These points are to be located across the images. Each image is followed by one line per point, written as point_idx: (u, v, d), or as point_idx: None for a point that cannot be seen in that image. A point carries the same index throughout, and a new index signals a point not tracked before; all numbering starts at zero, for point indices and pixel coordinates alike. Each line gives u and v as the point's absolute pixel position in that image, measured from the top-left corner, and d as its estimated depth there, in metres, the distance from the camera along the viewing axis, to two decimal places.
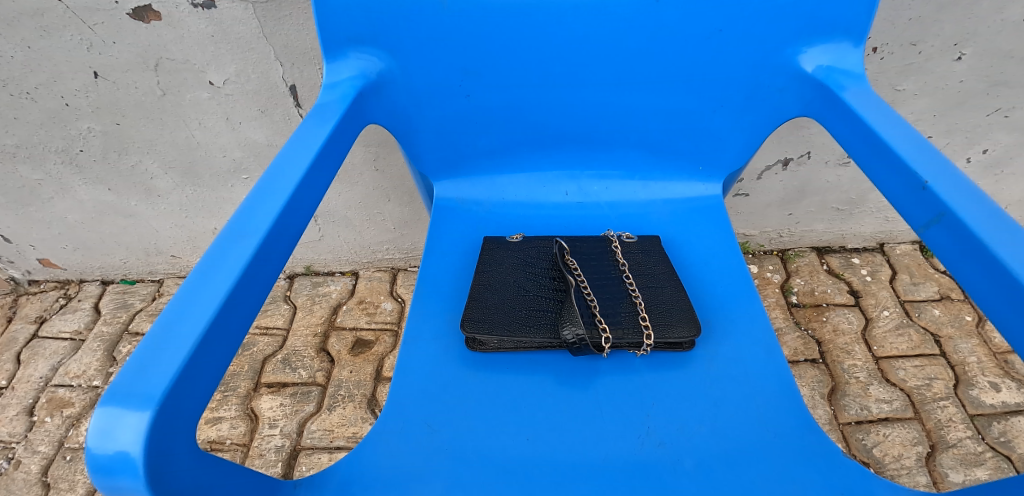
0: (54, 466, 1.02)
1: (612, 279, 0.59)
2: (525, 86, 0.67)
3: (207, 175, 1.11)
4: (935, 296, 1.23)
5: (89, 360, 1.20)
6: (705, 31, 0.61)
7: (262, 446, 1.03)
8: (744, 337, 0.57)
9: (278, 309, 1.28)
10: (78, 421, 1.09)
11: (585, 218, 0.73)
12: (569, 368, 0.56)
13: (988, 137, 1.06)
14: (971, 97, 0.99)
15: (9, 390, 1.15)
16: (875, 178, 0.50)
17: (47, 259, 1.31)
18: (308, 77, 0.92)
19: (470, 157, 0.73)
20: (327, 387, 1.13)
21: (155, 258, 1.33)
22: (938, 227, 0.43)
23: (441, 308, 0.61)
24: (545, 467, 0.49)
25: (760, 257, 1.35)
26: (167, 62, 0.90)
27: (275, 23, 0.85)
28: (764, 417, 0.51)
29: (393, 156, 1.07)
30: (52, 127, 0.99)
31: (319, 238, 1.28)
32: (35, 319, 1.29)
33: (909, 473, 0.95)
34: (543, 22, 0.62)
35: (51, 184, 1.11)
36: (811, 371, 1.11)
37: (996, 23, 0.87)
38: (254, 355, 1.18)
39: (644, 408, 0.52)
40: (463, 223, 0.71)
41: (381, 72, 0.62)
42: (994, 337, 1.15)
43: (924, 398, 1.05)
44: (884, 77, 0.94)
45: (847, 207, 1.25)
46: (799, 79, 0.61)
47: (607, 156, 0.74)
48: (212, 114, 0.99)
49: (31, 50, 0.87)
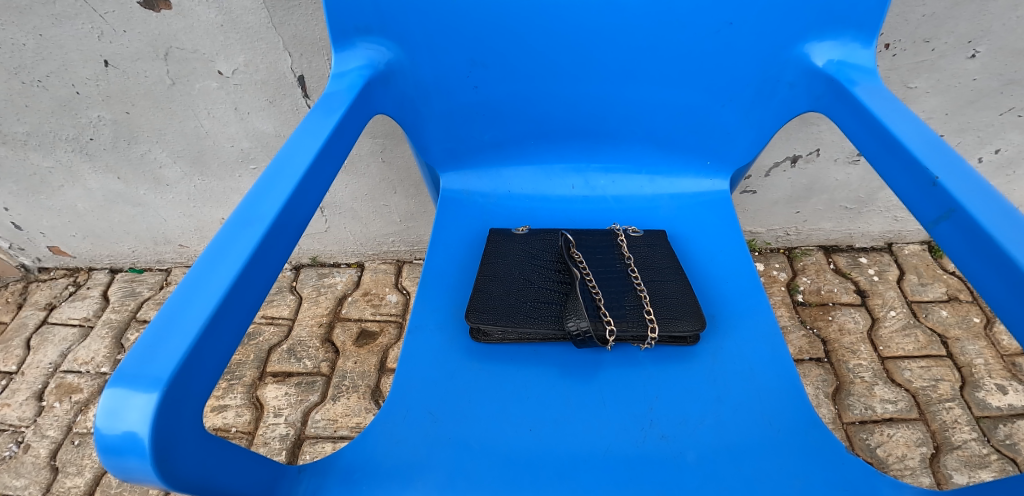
0: (63, 450, 1.04)
1: (617, 272, 0.58)
2: (532, 77, 0.66)
3: (215, 165, 1.12)
4: (943, 297, 1.21)
5: (97, 347, 1.21)
6: (714, 25, 0.60)
7: (267, 434, 1.05)
8: (749, 333, 0.57)
9: (283, 299, 1.29)
10: (86, 407, 1.11)
11: (590, 211, 0.73)
12: (573, 360, 0.56)
13: (1001, 137, 1.05)
14: (984, 96, 0.97)
15: (19, 375, 1.17)
16: (886, 175, 0.50)
17: (57, 247, 1.32)
18: (316, 68, 0.92)
19: (476, 149, 0.73)
20: (332, 377, 1.13)
21: (163, 247, 1.35)
22: (947, 223, 0.43)
23: (444, 300, 0.61)
24: (548, 457, 0.50)
25: (767, 254, 1.34)
26: (177, 51, 0.91)
27: (284, 13, 0.85)
28: (768, 410, 0.51)
29: (400, 148, 1.07)
30: (63, 115, 1.00)
31: (326, 230, 1.29)
32: (45, 306, 1.31)
33: (913, 473, 0.95)
34: (552, 18, 0.62)
35: (61, 172, 1.12)
36: (816, 370, 1.10)
37: (1012, 20, 0.86)
38: (260, 344, 1.19)
39: (647, 402, 0.52)
40: (469, 214, 0.72)
41: (390, 62, 0.61)
42: (1002, 339, 1.14)
43: (930, 399, 1.05)
44: (895, 74, 0.93)
45: (856, 206, 1.24)
46: (809, 74, 0.60)
47: (614, 151, 0.74)
48: (221, 104, 0.99)
49: (42, 38, 0.88)
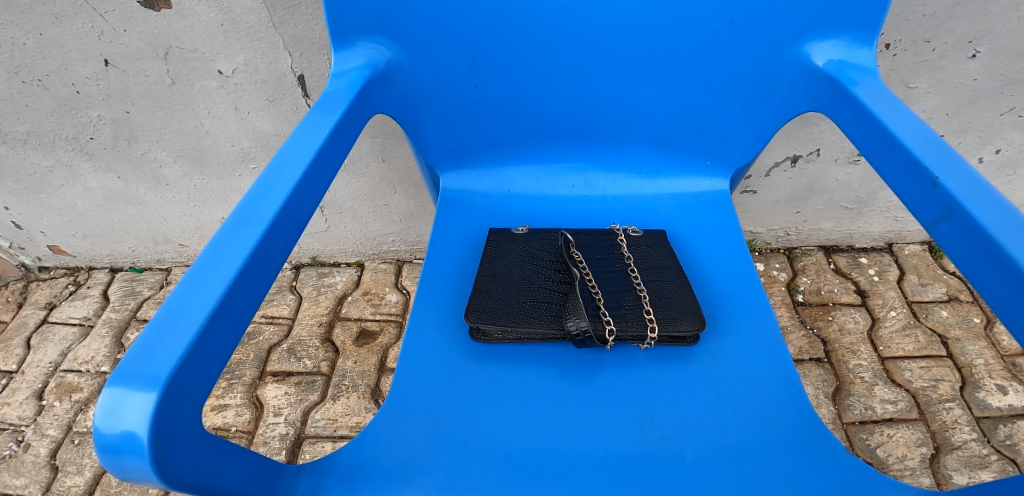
0: (63, 450, 1.04)
1: (616, 272, 0.58)
2: (532, 77, 0.66)
3: (215, 164, 1.12)
4: (944, 297, 1.21)
5: (97, 346, 1.21)
6: (715, 25, 0.60)
7: (267, 433, 1.05)
8: (749, 333, 0.57)
9: (283, 299, 1.29)
10: (86, 406, 1.11)
11: (589, 211, 0.73)
12: (573, 360, 0.56)
13: (1001, 137, 1.05)
14: (985, 96, 0.97)
15: (19, 374, 1.17)
16: (886, 175, 0.49)
17: (58, 246, 1.32)
18: (316, 68, 0.92)
19: (476, 149, 0.73)
20: (332, 376, 1.13)
21: (163, 247, 1.35)
22: (947, 223, 0.43)
23: (444, 299, 0.61)
24: (547, 457, 0.49)
25: (767, 255, 1.34)
26: (177, 50, 0.91)
27: (284, 13, 0.85)
28: (768, 411, 0.51)
29: (400, 147, 1.07)
30: (64, 115, 1.00)
31: (326, 229, 1.29)
32: (45, 305, 1.31)
33: (913, 474, 0.95)
34: (552, 18, 0.62)
35: (62, 171, 1.12)
36: (815, 370, 1.10)
37: (1013, 20, 0.86)
38: (260, 344, 1.19)
39: (646, 402, 0.52)
40: (469, 214, 0.72)
41: (390, 61, 0.61)
42: (1003, 339, 1.13)
43: (930, 399, 1.04)
44: (896, 74, 0.93)
45: (856, 206, 1.24)
46: (809, 74, 0.60)
47: (614, 151, 0.74)
48: (221, 103, 0.99)
49: (43, 38, 0.88)
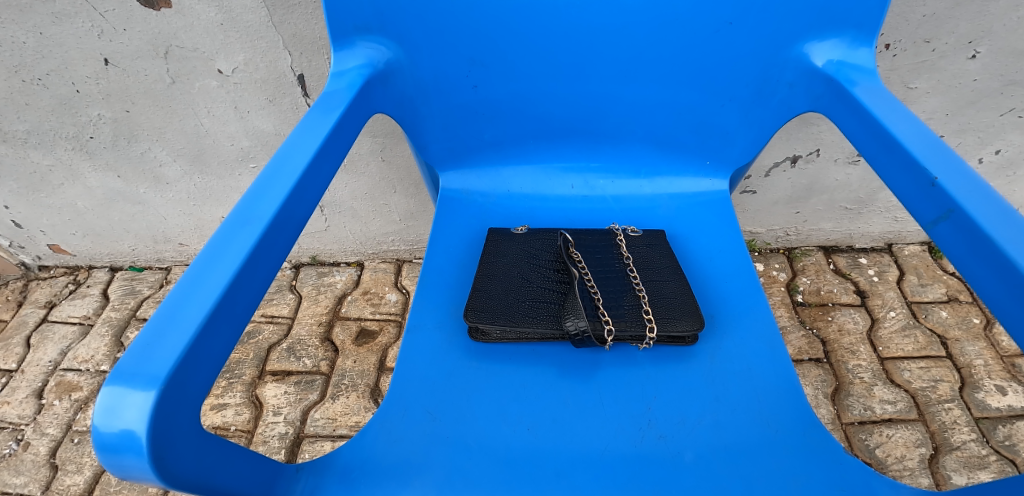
0: (62, 448, 1.04)
1: (616, 272, 0.58)
2: (532, 76, 0.66)
3: (215, 163, 1.12)
4: (943, 297, 1.21)
5: (97, 345, 1.21)
6: (715, 25, 0.60)
7: (266, 432, 1.05)
8: (748, 333, 0.57)
9: (283, 298, 1.29)
10: (86, 405, 1.11)
11: (589, 211, 0.73)
12: (572, 360, 0.56)
13: (1001, 138, 1.05)
14: (985, 96, 0.97)
15: (19, 373, 1.17)
16: (885, 176, 0.49)
17: (58, 245, 1.32)
18: (316, 67, 0.92)
19: (476, 149, 0.73)
20: (331, 376, 1.14)
21: (163, 246, 1.35)
22: (946, 224, 0.43)
23: (443, 298, 0.61)
24: (546, 457, 0.49)
25: (766, 255, 1.34)
26: (177, 49, 0.91)
27: (284, 12, 0.85)
28: (766, 411, 0.51)
29: (400, 147, 1.07)
30: (63, 113, 1.00)
31: (325, 228, 1.29)
32: (45, 304, 1.31)
33: (912, 474, 0.95)
34: (552, 18, 0.62)
35: (62, 170, 1.12)
36: (815, 370, 1.10)
37: (1013, 21, 0.86)
38: (259, 343, 1.19)
39: (645, 401, 0.52)
40: (468, 214, 0.72)
41: (390, 61, 0.61)
42: (1002, 340, 1.13)
43: (929, 399, 1.04)
44: (896, 74, 0.93)
45: (856, 207, 1.24)
46: (808, 74, 0.60)
47: (613, 151, 0.74)
48: (221, 102, 0.99)
49: (43, 37, 0.88)
